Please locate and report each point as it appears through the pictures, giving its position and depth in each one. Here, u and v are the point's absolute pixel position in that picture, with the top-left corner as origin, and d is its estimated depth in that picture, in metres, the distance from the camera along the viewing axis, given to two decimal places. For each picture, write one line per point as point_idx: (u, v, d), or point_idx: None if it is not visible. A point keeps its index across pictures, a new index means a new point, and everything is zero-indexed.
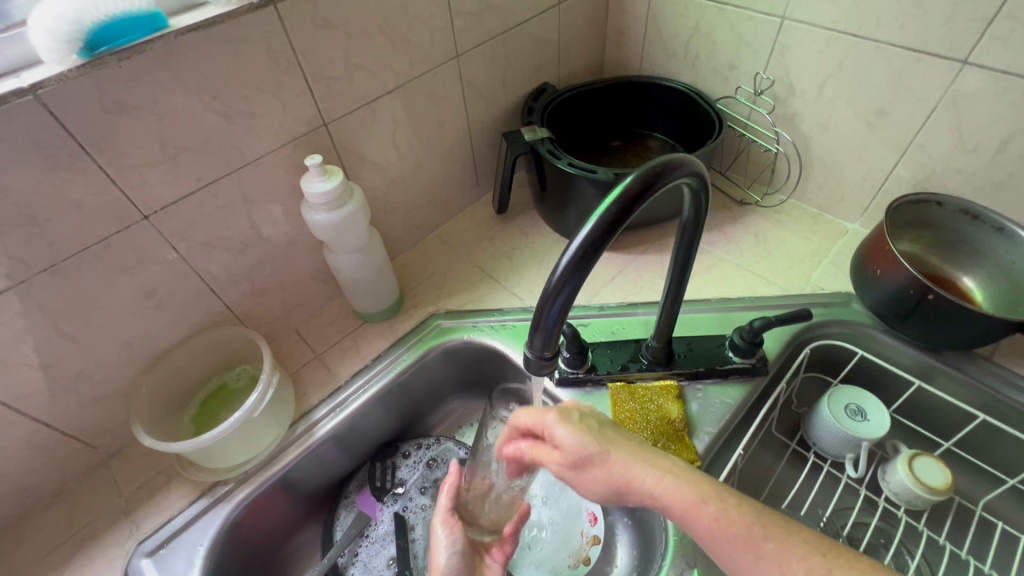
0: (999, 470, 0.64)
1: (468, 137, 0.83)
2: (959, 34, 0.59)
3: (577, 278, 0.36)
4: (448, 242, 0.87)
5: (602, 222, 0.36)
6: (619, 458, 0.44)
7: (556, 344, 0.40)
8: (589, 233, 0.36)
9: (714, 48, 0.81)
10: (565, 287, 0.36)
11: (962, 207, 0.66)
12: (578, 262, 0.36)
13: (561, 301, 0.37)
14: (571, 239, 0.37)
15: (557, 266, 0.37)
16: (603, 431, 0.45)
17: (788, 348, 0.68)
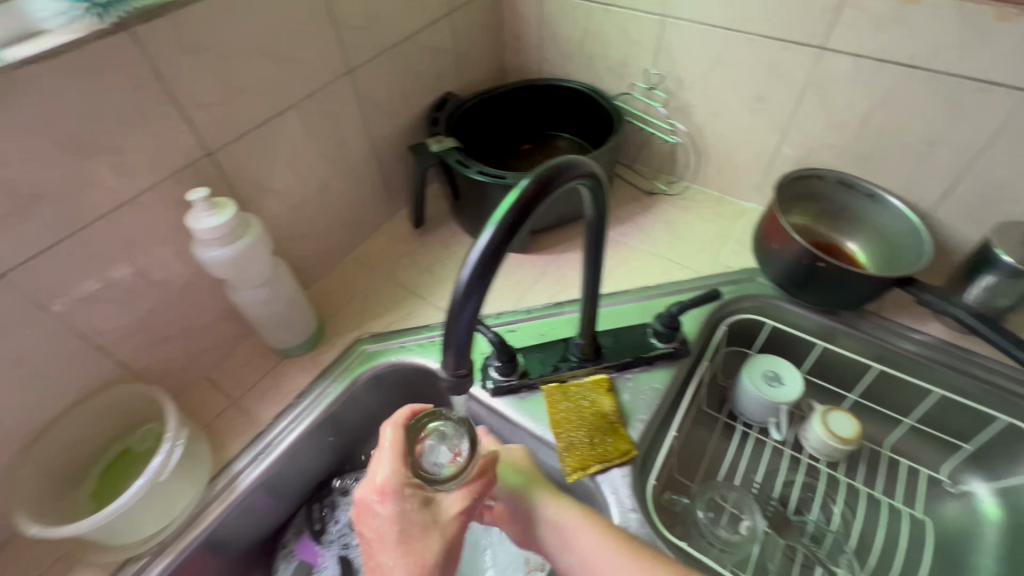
0: (898, 412, 0.71)
1: (374, 153, 0.80)
2: (814, 23, 0.64)
3: (481, 290, 0.36)
4: (367, 262, 0.84)
5: (500, 230, 0.35)
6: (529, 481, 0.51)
7: (469, 362, 0.39)
8: (487, 243, 0.35)
9: (606, 47, 0.83)
10: (470, 302, 0.35)
11: (840, 179, 0.73)
12: (480, 273, 0.35)
13: (468, 315, 0.36)
14: (472, 248, 0.36)
15: (461, 277, 0.36)
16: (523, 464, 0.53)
17: (707, 327, 0.71)
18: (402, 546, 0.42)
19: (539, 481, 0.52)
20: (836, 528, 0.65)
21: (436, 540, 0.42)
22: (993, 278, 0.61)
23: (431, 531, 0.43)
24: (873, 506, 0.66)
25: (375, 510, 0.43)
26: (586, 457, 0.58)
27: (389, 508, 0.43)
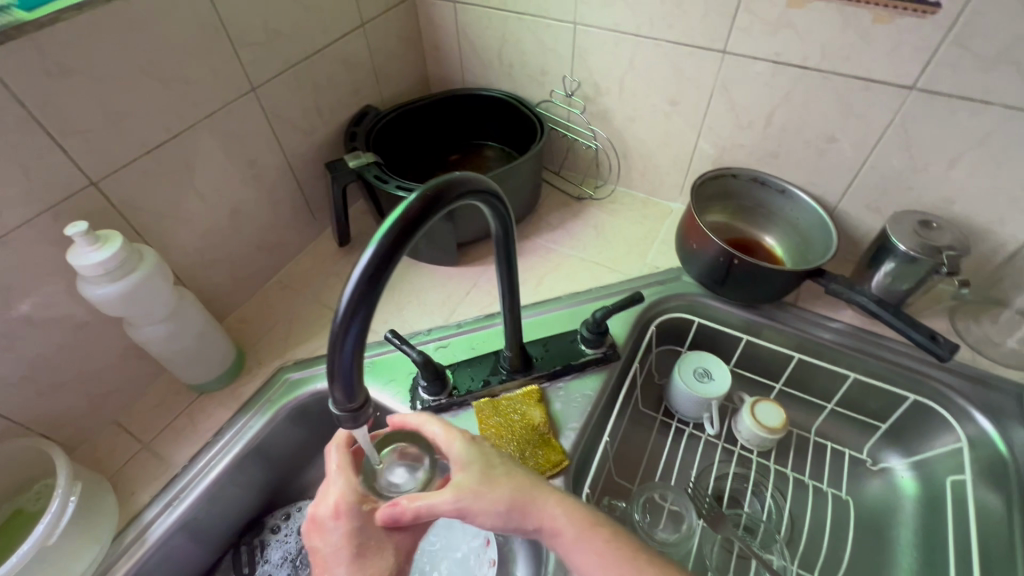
0: (821, 398, 0.73)
1: (291, 172, 0.77)
2: (714, 28, 0.66)
3: (361, 316, 0.34)
4: (291, 285, 0.80)
5: (382, 249, 0.34)
6: (516, 480, 0.45)
7: (362, 390, 0.37)
8: (370, 261, 0.34)
9: (524, 56, 0.83)
10: (353, 324, 0.34)
11: (753, 176, 0.75)
12: (363, 294, 0.34)
13: (353, 338, 0.34)
14: (355, 267, 0.34)
15: (341, 303, 0.34)
16: (494, 462, 0.46)
17: (637, 329, 0.72)
18: (356, 561, 0.40)
19: (534, 485, 0.46)
20: (769, 516, 0.66)
21: (390, 556, 0.41)
22: (893, 264, 0.65)
23: (386, 544, 0.41)
24: (801, 491, 0.69)
25: (326, 527, 0.41)
26: None
27: (344, 525, 0.41)
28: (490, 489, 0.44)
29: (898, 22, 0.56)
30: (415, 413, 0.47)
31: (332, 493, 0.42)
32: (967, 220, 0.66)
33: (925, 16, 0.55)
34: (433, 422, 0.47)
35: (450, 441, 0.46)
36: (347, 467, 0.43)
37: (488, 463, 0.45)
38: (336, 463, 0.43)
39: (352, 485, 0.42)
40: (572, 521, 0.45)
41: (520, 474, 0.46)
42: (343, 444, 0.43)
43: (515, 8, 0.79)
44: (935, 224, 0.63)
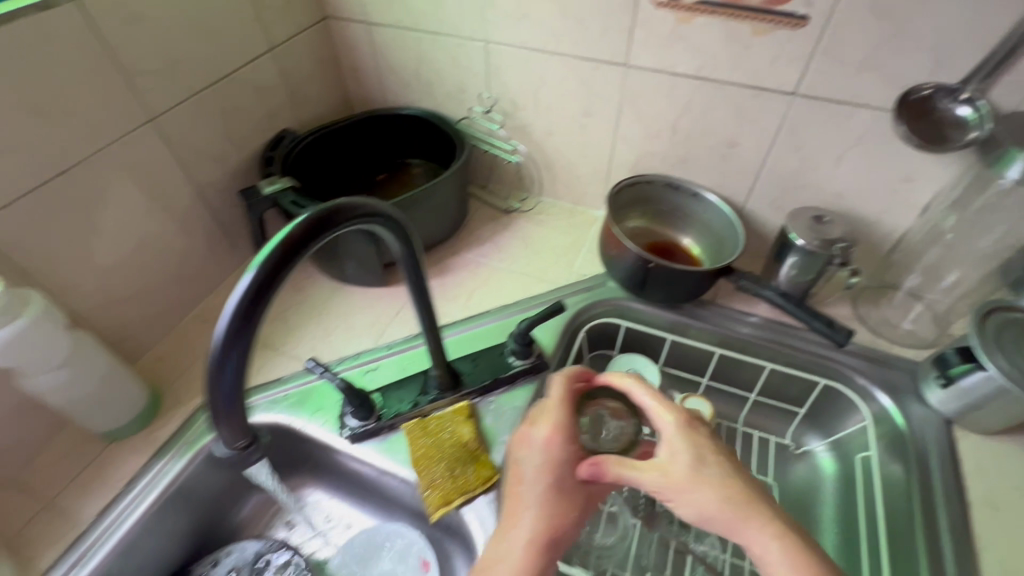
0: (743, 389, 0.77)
1: (203, 201, 0.74)
2: (615, 44, 0.69)
3: (239, 351, 0.34)
4: (212, 319, 0.77)
5: (258, 279, 0.33)
6: (709, 492, 0.45)
7: (243, 425, 0.37)
8: (246, 290, 0.33)
9: (441, 74, 0.84)
10: (230, 357, 0.33)
11: (666, 182, 0.78)
12: (239, 327, 0.33)
13: (232, 372, 0.34)
14: (230, 300, 0.33)
15: (214, 340, 0.33)
16: (706, 459, 0.47)
17: (566, 337, 0.73)
18: (546, 498, 0.48)
19: (750, 501, 0.45)
20: None
21: (571, 507, 0.48)
22: (795, 258, 0.68)
23: (577, 496, 0.49)
24: None
25: (533, 447, 0.50)
26: (448, 492, 0.57)
27: (544, 460, 0.49)
28: (699, 488, 0.45)
29: (775, 34, 0.60)
30: (637, 387, 0.52)
31: (546, 426, 0.51)
32: (856, 213, 0.71)
33: (797, 29, 0.59)
34: (652, 396, 0.51)
35: (657, 411, 0.50)
36: (562, 410, 0.51)
37: (711, 451, 0.48)
38: (554, 399, 0.51)
39: (565, 422, 0.50)
40: (779, 554, 0.43)
41: (732, 483, 0.45)
42: (567, 382, 0.53)
43: (426, 28, 0.79)
44: (827, 218, 0.68)
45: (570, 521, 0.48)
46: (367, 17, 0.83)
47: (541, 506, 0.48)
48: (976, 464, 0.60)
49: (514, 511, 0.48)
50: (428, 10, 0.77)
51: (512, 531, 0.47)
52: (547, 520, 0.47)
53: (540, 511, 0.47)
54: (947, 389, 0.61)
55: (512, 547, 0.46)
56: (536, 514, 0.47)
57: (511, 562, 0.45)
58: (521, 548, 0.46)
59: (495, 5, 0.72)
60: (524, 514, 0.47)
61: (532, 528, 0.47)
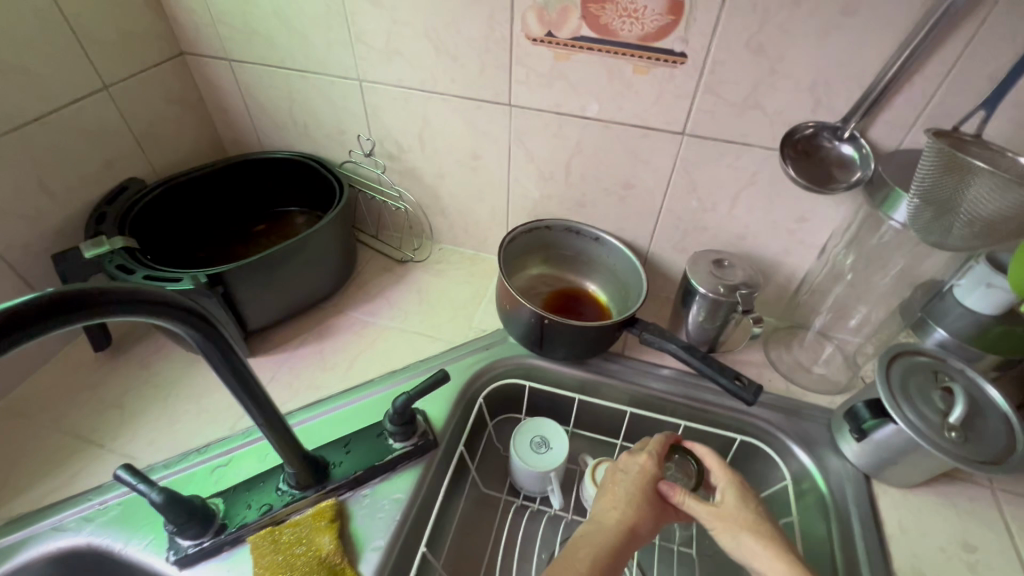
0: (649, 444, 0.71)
1: (7, 269, 0.61)
2: (493, 82, 0.64)
3: None
4: (22, 409, 0.63)
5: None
6: (754, 528, 0.49)
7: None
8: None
9: (317, 116, 0.76)
10: None
11: (566, 226, 0.72)
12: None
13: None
14: None
15: None
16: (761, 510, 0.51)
17: (460, 406, 0.64)
18: (644, 494, 0.53)
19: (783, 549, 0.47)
20: None
21: (643, 516, 0.51)
22: (699, 306, 0.63)
23: (652, 510, 0.52)
24: (649, 556, 0.64)
25: (634, 460, 0.56)
26: None
27: (651, 465, 0.55)
28: (751, 519, 0.50)
29: (655, 72, 0.57)
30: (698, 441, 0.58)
31: (646, 446, 0.57)
32: (758, 254, 0.68)
33: (675, 66, 0.56)
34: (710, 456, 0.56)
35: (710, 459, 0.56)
36: (667, 438, 0.57)
37: (756, 503, 0.52)
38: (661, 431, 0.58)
39: (662, 452, 0.56)
40: None
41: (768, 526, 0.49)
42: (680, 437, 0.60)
43: (293, 65, 0.71)
44: (727, 262, 0.64)
45: (646, 525, 0.51)
46: (228, 53, 0.74)
47: (622, 508, 0.51)
48: (899, 524, 0.55)
49: (602, 508, 0.53)
50: (293, 47, 0.69)
51: (606, 517, 0.51)
52: (622, 518, 0.51)
53: (630, 507, 0.52)
54: (862, 441, 0.57)
55: (600, 531, 0.50)
56: (624, 508, 0.51)
57: (596, 544, 0.49)
58: (607, 535, 0.49)
59: (364, 40, 0.66)
60: (615, 505, 0.52)
61: (619, 519, 0.51)
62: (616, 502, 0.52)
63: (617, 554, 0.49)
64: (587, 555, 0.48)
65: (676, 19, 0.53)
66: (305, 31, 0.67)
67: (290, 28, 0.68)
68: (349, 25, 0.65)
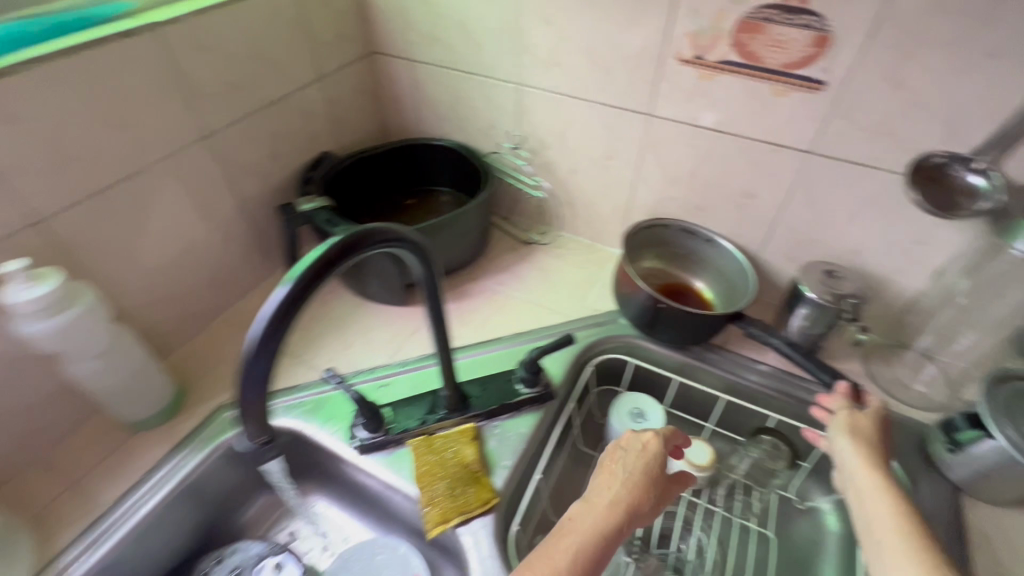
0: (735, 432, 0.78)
1: (243, 214, 0.80)
2: (639, 93, 0.73)
3: (269, 349, 0.37)
4: (238, 323, 0.82)
5: (286, 298, 0.37)
6: (850, 442, 0.58)
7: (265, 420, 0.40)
8: (275, 306, 0.37)
9: (475, 111, 0.89)
10: (259, 358, 0.37)
11: (682, 227, 0.81)
12: (266, 339, 0.37)
13: (258, 376, 0.38)
14: (267, 302, 0.37)
15: (251, 335, 0.37)
16: (865, 431, 0.60)
17: (574, 369, 0.75)
18: (637, 483, 0.56)
19: (870, 456, 0.57)
20: (695, 556, 0.68)
21: (633, 502, 0.55)
22: (805, 311, 0.69)
23: (645, 497, 0.56)
24: (727, 528, 0.71)
25: (627, 449, 0.59)
26: (447, 511, 0.59)
27: (645, 457, 0.58)
28: (850, 434, 0.59)
29: (794, 96, 0.63)
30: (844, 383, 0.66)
31: (642, 437, 0.60)
32: (870, 271, 0.72)
33: (814, 92, 0.62)
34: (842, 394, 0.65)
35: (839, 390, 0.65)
36: (663, 435, 0.62)
37: (863, 424, 0.60)
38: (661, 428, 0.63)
39: (658, 445, 0.60)
40: (870, 485, 0.53)
41: (863, 440, 0.58)
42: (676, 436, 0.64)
43: (465, 68, 0.85)
44: (838, 274, 0.70)
45: (641, 510, 0.55)
46: (411, 55, 0.89)
47: (616, 493, 0.55)
48: (984, 535, 0.59)
49: (597, 489, 0.56)
50: (468, 53, 0.83)
51: (600, 497, 0.54)
52: (616, 504, 0.54)
53: (624, 488, 0.55)
54: (955, 454, 0.61)
55: (592, 513, 0.52)
56: (618, 493, 0.55)
57: (589, 522, 0.52)
58: (600, 514, 0.52)
59: (530, 52, 0.78)
60: (611, 488, 0.55)
61: (613, 499, 0.54)
62: (607, 489, 0.55)
63: (608, 532, 0.51)
64: (574, 539, 0.50)
65: (821, 51, 0.59)
66: (481, 41, 0.80)
67: (468, 37, 0.81)
68: (520, 38, 0.77)
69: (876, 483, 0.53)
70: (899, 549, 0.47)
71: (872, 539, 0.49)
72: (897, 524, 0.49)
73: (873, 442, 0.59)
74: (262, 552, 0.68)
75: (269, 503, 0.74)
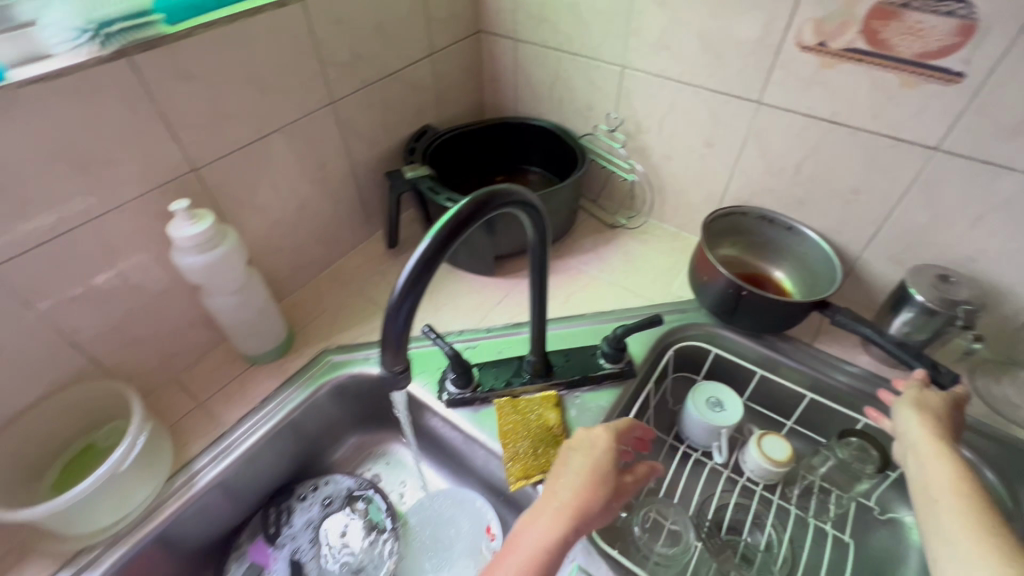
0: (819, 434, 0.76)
1: (353, 178, 0.86)
2: (751, 80, 0.72)
3: (412, 297, 0.41)
4: (339, 279, 0.88)
5: (428, 252, 0.41)
6: (911, 412, 0.57)
7: (403, 355, 0.45)
8: (419, 259, 0.41)
9: (574, 92, 0.91)
10: (403, 306, 0.41)
11: (760, 215, 0.80)
12: (411, 285, 0.41)
13: (401, 320, 0.42)
14: (412, 256, 0.41)
15: (398, 283, 0.41)
16: (931, 404, 0.57)
17: (655, 350, 0.76)
18: (587, 486, 0.51)
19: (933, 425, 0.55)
20: (767, 548, 0.66)
21: (584, 503, 0.50)
22: (910, 314, 0.67)
23: (596, 498, 0.51)
24: (801, 530, 0.69)
25: (576, 452, 0.55)
26: (529, 467, 0.62)
27: (593, 456, 0.54)
28: (914, 406, 0.58)
29: (925, 88, 0.61)
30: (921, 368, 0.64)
31: (590, 437, 0.56)
32: (989, 280, 0.68)
33: (949, 84, 0.59)
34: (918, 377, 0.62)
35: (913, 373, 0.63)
36: (616, 432, 0.57)
37: (932, 400, 0.58)
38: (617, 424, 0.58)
39: (610, 442, 0.55)
40: (928, 446, 0.52)
41: (928, 412, 0.56)
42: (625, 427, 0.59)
43: (569, 48, 0.87)
44: (953, 278, 0.66)
45: (591, 515, 0.50)
46: (517, 35, 0.91)
47: (564, 497, 0.50)
48: None
49: (547, 496, 0.51)
50: (575, 34, 0.84)
51: (546, 505, 0.50)
52: (563, 511, 0.49)
53: (573, 492, 0.51)
54: None
55: (538, 525, 0.48)
56: (564, 497, 0.50)
57: (535, 534, 0.48)
58: (549, 522, 0.48)
59: (638, 34, 0.78)
60: (558, 493, 0.51)
61: (560, 504, 0.50)
62: (552, 496, 0.51)
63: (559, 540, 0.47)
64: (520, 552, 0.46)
65: (964, 41, 0.56)
66: (590, 22, 0.82)
67: (577, 18, 0.82)
68: (631, 20, 0.77)
69: (936, 451, 0.51)
70: (952, 500, 0.45)
71: (927, 497, 0.47)
72: (955, 484, 0.47)
73: (940, 416, 0.56)
74: (352, 487, 0.75)
75: (361, 441, 0.80)
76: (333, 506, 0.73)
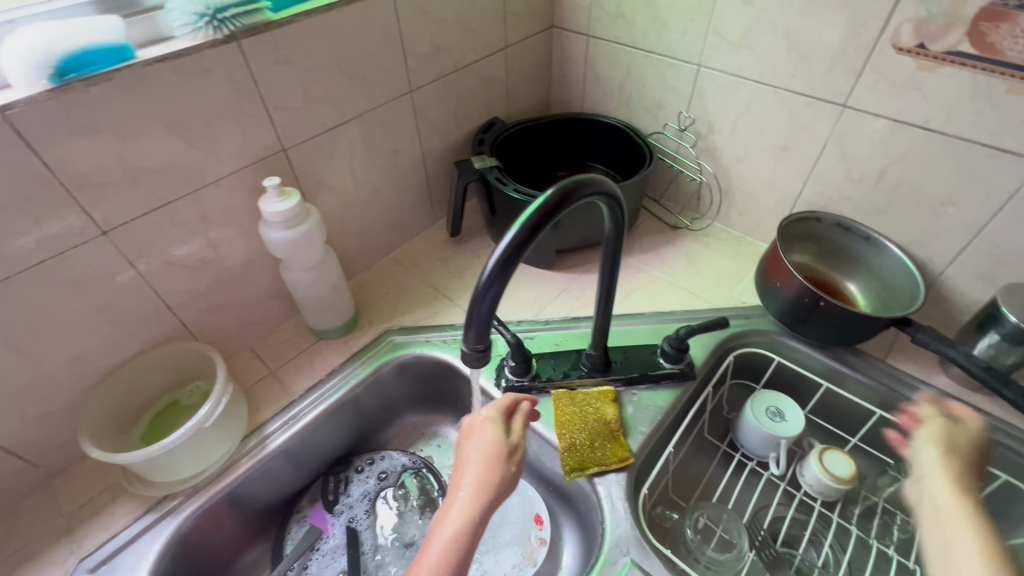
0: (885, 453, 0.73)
1: (422, 166, 0.88)
2: (837, 82, 0.70)
3: (499, 281, 0.43)
4: (403, 263, 0.91)
5: (518, 238, 0.42)
6: (928, 446, 0.53)
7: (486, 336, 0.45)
8: (508, 244, 0.42)
9: (645, 90, 0.90)
10: (490, 290, 0.42)
11: (838, 222, 0.77)
12: (499, 269, 0.42)
13: (487, 303, 0.43)
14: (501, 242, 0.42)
15: (486, 267, 0.43)
16: (952, 439, 0.53)
17: (715, 354, 0.75)
18: (483, 469, 0.50)
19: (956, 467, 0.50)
20: (824, 564, 0.65)
21: (482, 487, 0.49)
22: (999, 335, 0.64)
23: (493, 478, 0.49)
24: (861, 554, 0.66)
25: (472, 438, 0.53)
26: (584, 459, 0.63)
27: (482, 440, 0.52)
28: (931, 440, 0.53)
29: None
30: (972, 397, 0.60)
31: (476, 423, 0.54)
32: None
33: None
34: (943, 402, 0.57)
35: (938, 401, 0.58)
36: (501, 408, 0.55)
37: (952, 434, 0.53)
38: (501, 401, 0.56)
39: (494, 420, 0.54)
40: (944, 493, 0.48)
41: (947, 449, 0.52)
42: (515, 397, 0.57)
43: (643, 46, 0.86)
44: None
45: (492, 496, 0.49)
46: (590, 31, 0.92)
47: (468, 486, 0.49)
48: None
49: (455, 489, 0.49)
50: (651, 31, 0.84)
51: (451, 503, 0.48)
52: (470, 501, 0.48)
53: (474, 480, 0.49)
54: None
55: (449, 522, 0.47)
56: (469, 488, 0.48)
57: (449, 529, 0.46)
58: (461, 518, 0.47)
59: (718, 33, 0.77)
60: (464, 487, 0.49)
61: (466, 497, 0.48)
62: (457, 488, 0.49)
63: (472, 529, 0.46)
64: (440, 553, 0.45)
65: None
66: (668, 19, 0.81)
67: (655, 15, 0.82)
68: (712, 17, 0.76)
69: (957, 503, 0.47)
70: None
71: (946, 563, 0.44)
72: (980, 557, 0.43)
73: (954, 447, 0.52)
74: (407, 464, 0.77)
75: (416, 421, 0.83)
76: (388, 481, 0.76)
